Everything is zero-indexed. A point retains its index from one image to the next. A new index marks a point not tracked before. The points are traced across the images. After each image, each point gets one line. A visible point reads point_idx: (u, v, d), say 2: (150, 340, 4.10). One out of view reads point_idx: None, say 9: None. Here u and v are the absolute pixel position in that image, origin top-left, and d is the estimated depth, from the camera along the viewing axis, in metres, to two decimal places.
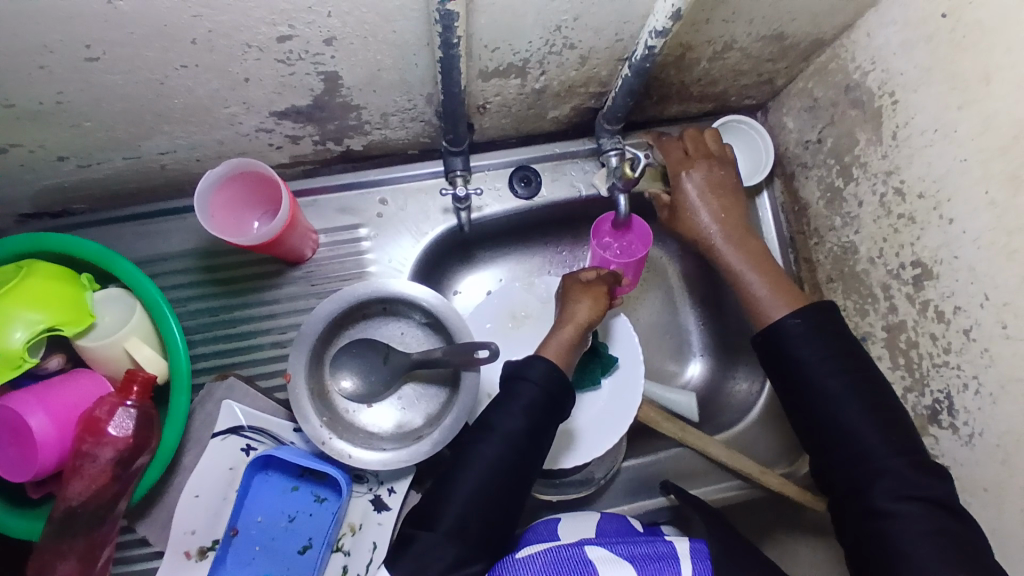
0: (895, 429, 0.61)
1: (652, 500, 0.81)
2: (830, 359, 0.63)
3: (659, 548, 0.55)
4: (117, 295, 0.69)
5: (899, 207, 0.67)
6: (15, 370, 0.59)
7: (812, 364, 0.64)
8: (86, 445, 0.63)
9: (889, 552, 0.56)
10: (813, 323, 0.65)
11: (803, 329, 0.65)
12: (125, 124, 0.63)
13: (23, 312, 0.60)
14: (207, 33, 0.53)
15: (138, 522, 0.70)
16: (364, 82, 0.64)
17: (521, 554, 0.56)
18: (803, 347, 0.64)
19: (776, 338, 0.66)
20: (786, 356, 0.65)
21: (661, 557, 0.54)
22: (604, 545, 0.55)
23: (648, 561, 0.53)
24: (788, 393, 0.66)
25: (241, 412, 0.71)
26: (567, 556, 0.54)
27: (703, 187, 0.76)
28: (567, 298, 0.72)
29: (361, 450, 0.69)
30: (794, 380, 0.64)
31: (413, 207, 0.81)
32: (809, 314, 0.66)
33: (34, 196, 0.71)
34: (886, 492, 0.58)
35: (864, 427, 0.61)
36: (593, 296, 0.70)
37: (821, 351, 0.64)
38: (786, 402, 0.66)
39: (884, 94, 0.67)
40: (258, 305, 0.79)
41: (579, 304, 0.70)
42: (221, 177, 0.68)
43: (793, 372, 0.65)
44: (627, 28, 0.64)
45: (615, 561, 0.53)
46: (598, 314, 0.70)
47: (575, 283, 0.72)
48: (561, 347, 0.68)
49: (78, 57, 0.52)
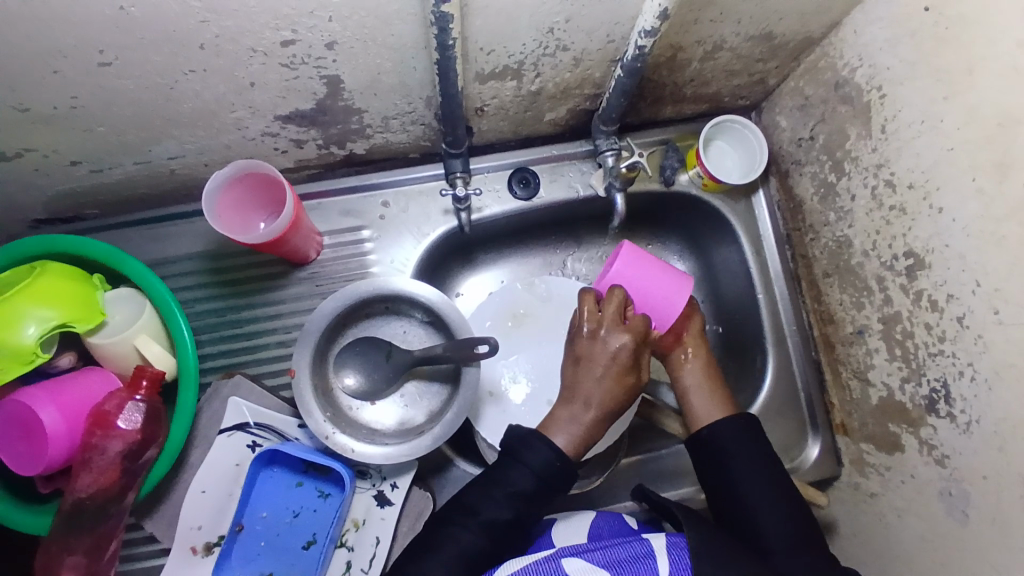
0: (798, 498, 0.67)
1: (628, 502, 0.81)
2: (754, 449, 0.67)
3: (635, 548, 0.55)
4: (126, 294, 0.71)
5: (890, 199, 0.68)
6: (27, 366, 0.61)
7: (739, 458, 0.67)
8: (96, 438, 0.65)
9: None
10: (744, 424, 0.69)
11: (734, 430, 0.68)
12: (135, 128, 0.65)
13: (37, 308, 0.62)
14: (214, 38, 0.55)
15: (146, 518, 0.71)
16: (364, 85, 0.66)
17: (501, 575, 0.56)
18: (733, 443, 0.68)
19: (709, 438, 0.69)
20: (719, 452, 0.68)
21: (637, 558, 0.54)
22: (581, 555, 0.55)
23: (624, 563, 0.53)
24: (711, 484, 0.68)
25: (248, 410, 0.72)
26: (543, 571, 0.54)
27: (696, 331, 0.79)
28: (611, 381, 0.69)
29: (364, 445, 0.71)
30: (724, 474, 0.67)
31: (415, 209, 0.83)
32: (746, 420, 0.69)
33: (48, 201, 0.74)
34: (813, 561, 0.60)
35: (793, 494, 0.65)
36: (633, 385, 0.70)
37: (750, 448, 0.67)
38: (715, 496, 0.68)
39: (872, 89, 0.68)
40: (264, 306, 0.81)
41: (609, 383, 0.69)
42: (229, 178, 0.71)
43: (719, 462, 0.67)
44: (618, 29, 0.66)
45: (591, 570, 0.53)
46: (625, 402, 0.69)
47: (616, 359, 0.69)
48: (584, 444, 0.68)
49: (91, 62, 0.55)
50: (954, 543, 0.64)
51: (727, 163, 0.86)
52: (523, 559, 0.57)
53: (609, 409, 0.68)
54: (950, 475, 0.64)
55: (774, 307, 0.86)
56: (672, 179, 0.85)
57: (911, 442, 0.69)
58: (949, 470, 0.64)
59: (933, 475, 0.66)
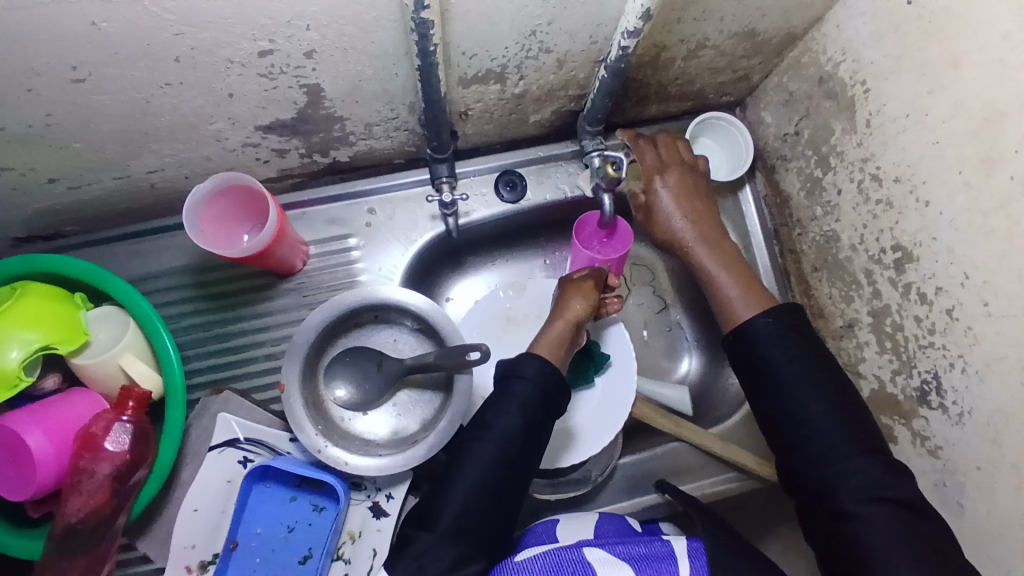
0: (840, 409, 0.62)
1: (648, 496, 0.82)
2: (796, 377, 0.63)
3: (657, 548, 0.55)
4: (110, 313, 0.70)
5: (876, 193, 0.68)
6: (10, 390, 0.60)
7: (787, 383, 0.64)
8: (84, 461, 0.64)
9: (856, 554, 0.56)
10: (793, 349, 0.65)
11: (787, 352, 0.65)
12: (114, 143, 0.64)
13: (19, 332, 0.61)
14: (190, 51, 0.54)
15: (139, 539, 0.70)
16: (346, 93, 0.65)
17: (522, 557, 0.55)
18: (776, 354, 0.65)
19: (749, 339, 0.67)
20: (755, 353, 0.66)
21: (658, 557, 0.54)
22: (602, 547, 0.55)
23: (646, 561, 0.53)
24: (753, 387, 0.66)
25: (238, 425, 0.71)
26: (566, 557, 0.54)
27: (676, 193, 0.78)
28: (558, 298, 0.74)
29: (357, 457, 0.70)
30: (772, 397, 0.64)
31: (401, 215, 0.82)
32: (780, 314, 0.67)
33: (26, 220, 0.72)
34: (856, 495, 0.58)
35: (816, 410, 0.62)
36: (580, 291, 0.72)
37: (786, 363, 0.64)
38: (769, 432, 0.66)
39: (856, 83, 0.68)
40: (251, 318, 0.80)
41: (567, 299, 0.72)
42: (209, 192, 0.69)
43: (768, 383, 0.65)
44: (600, 30, 0.65)
45: (613, 561, 0.53)
46: (585, 310, 0.71)
47: (567, 283, 0.74)
48: (552, 345, 0.68)
49: (65, 79, 0.53)
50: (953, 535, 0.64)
51: (713, 160, 0.86)
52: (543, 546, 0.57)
53: (571, 317, 0.70)
54: (944, 466, 0.64)
55: None
56: None
57: (904, 434, 0.69)
58: (943, 461, 0.64)
59: (928, 466, 0.67)
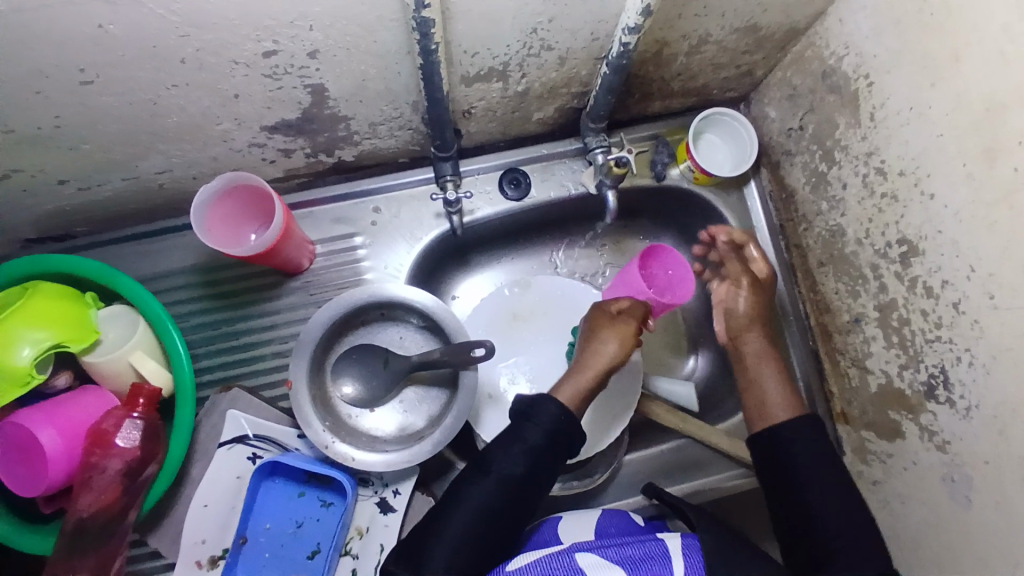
0: (858, 490, 0.64)
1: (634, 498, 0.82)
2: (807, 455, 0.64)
3: (650, 548, 0.55)
4: (120, 312, 0.71)
5: (881, 186, 0.68)
6: (23, 388, 0.61)
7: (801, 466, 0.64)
8: (95, 457, 0.65)
9: None
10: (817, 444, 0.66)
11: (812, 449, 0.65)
12: (123, 145, 0.65)
13: (30, 330, 0.62)
14: (195, 52, 0.55)
15: (150, 535, 0.71)
16: (350, 93, 0.66)
17: (512, 567, 0.56)
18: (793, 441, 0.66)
19: (774, 442, 0.67)
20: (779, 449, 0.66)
21: (651, 557, 0.54)
22: (594, 551, 0.55)
23: (638, 561, 0.53)
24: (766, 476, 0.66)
25: (247, 422, 0.72)
26: (556, 564, 0.54)
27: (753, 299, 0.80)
28: (591, 332, 0.73)
29: (363, 453, 0.70)
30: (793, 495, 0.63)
31: (407, 214, 0.83)
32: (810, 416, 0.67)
33: (38, 221, 0.74)
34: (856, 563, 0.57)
35: (823, 492, 0.62)
36: (618, 334, 0.71)
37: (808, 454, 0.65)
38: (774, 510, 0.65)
39: (859, 77, 0.68)
40: (259, 317, 0.81)
41: (602, 341, 0.71)
42: (216, 192, 0.70)
43: (790, 482, 0.64)
44: (601, 27, 0.65)
45: (605, 565, 0.53)
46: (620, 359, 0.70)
47: (603, 320, 0.73)
48: (577, 390, 0.68)
49: (73, 81, 0.54)
50: (962, 530, 0.63)
51: (718, 156, 0.85)
52: (534, 554, 0.57)
53: (606, 363, 0.69)
54: (952, 461, 0.64)
55: (770, 298, 0.86)
56: (662, 174, 0.85)
57: (912, 429, 0.69)
58: (951, 456, 0.64)
59: (937, 461, 0.66)
